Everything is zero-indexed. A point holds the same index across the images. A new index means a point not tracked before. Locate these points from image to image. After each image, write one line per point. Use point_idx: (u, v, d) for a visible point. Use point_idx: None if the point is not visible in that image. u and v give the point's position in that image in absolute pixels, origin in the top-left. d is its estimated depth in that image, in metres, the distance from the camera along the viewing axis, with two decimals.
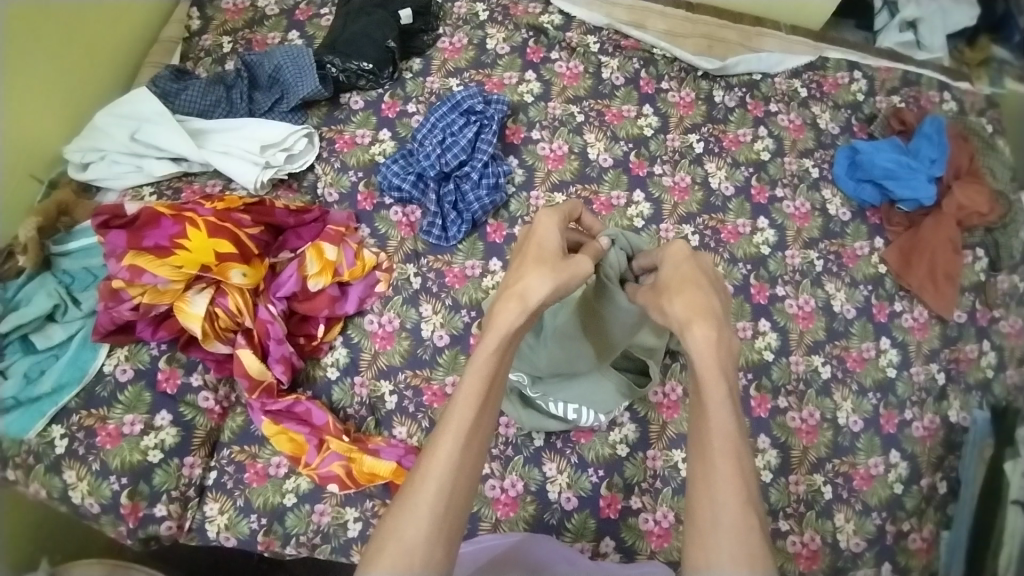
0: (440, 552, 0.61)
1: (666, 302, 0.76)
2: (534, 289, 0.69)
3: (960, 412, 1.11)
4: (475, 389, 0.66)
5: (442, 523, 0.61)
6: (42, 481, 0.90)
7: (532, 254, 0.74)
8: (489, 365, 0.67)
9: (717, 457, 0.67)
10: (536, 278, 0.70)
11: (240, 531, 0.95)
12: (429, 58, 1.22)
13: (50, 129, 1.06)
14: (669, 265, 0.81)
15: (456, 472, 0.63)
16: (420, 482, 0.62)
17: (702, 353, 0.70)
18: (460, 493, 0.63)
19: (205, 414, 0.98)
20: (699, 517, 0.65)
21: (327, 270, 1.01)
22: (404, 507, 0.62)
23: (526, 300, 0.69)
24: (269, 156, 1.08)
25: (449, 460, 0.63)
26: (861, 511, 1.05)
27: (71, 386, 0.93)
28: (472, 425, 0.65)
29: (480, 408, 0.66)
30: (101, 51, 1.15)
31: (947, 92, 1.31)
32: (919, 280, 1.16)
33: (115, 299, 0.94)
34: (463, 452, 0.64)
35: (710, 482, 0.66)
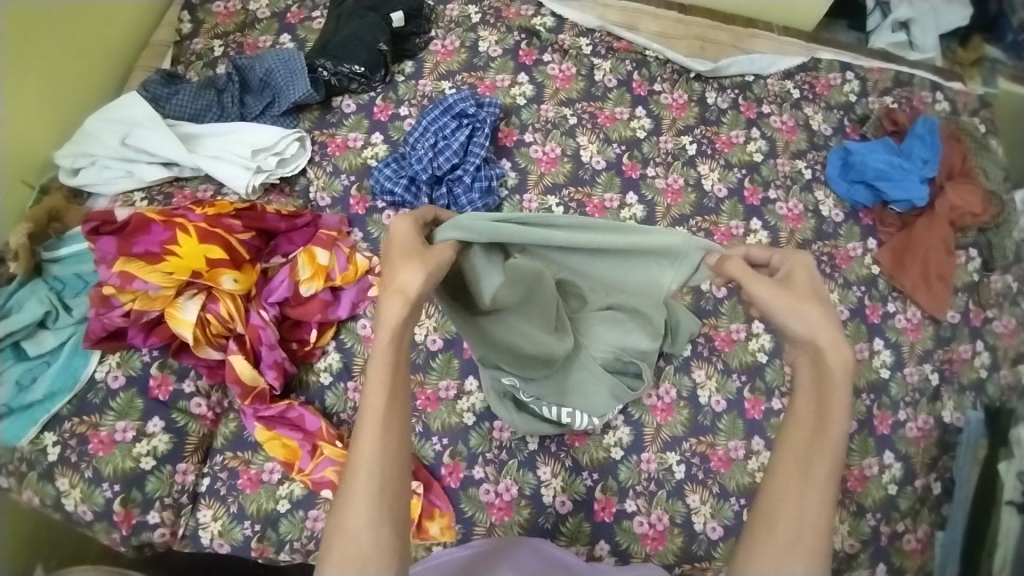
0: (387, 530, 0.60)
1: (805, 311, 0.66)
2: (412, 277, 0.63)
3: (953, 412, 1.11)
4: (379, 378, 0.63)
5: (380, 511, 0.60)
6: (35, 489, 0.90)
7: (393, 250, 0.66)
8: (389, 352, 0.63)
9: (817, 475, 0.64)
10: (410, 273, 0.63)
11: (233, 538, 0.94)
12: (421, 61, 1.22)
13: (40, 133, 1.06)
14: (797, 274, 0.70)
15: (383, 462, 0.62)
16: (350, 477, 0.61)
17: (837, 376, 0.65)
18: (395, 477, 0.62)
19: (198, 421, 0.97)
20: (779, 521, 0.64)
21: (319, 275, 1.00)
22: (338, 504, 0.61)
23: (407, 292, 0.62)
24: (260, 160, 1.08)
25: (374, 451, 0.62)
26: (855, 512, 1.06)
27: (64, 392, 0.93)
28: (386, 416, 0.62)
29: (389, 395, 0.63)
30: (90, 54, 1.14)
31: (939, 93, 1.32)
32: (913, 281, 1.16)
33: (105, 305, 0.93)
34: (385, 441, 0.62)
35: (804, 496, 0.63)
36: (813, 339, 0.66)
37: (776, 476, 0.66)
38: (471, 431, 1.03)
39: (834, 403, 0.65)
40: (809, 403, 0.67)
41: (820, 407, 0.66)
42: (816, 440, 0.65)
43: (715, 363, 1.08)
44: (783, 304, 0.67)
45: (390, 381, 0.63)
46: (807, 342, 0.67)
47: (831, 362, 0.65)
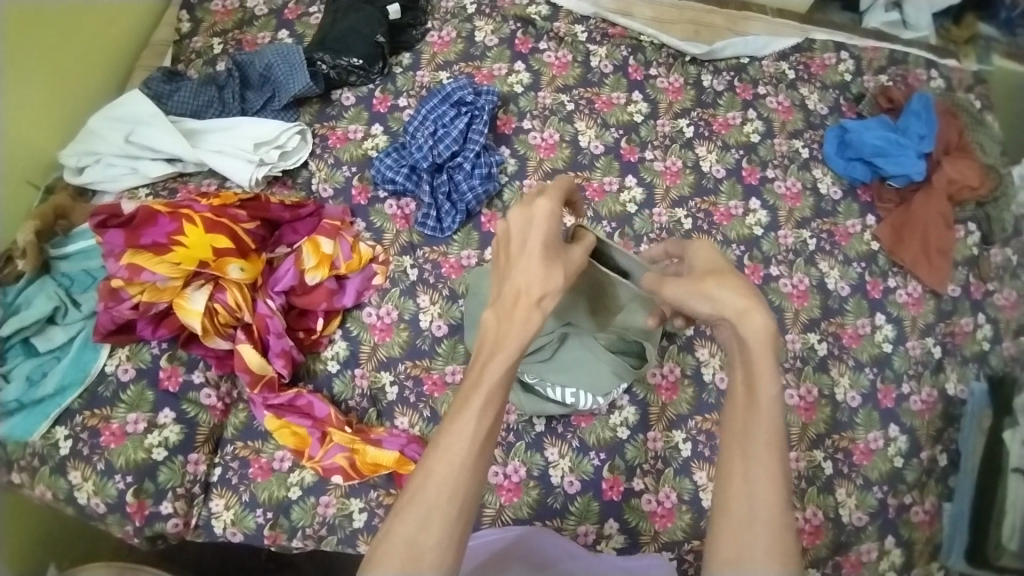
0: (453, 557, 0.58)
1: (705, 290, 0.71)
2: (550, 288, 0.67)
3: (957, 384, 1.12)
4: (490, 390, 0.63)
5: (451, 530, 0.59)
6: (48, 482, 0.92)
7: (541, 249, 0.70)
8: (506, 371, 0.63)
9: (760, 446, 0.64)
10: (553, 283, 0.67)
11: (246, 526, 0.96)
12: (418, 53, 1.23)
13: (45, 134, 1.08)
14: (700, 257, 0.77)
15: (467, 481, 0.60)
16: (427, 484, 0.59)
17: (752, 339, 0.67)
18: (473, 499, 0.60)
19: (208, 411, 0.98)
20: (732, 511, 0.63)
21: (323, 263, 1.00)
22: (411, 510, 0.58)
23: (543, 303, 0.67)
24: (263, 154, 1.08)
25: (463, 467, 0.60)
26: (862, 485, 1.07)
27: (74, 386, 0.94)
28: (485, 431, 0.62)
29: (494, 415, 0.63)
30: (92, 56, 1.16)
31: (934, 71, 1.33)
32: (912, 257, 1.17)
33: (115, 298, 0.94)
34: (478, 460, 0.61)
35: (749, 472, 0.63)
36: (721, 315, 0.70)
37: (722, 456, 0.66)
38: None
39: (760, 369, 0.66)
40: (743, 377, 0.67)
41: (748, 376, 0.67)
42: (751, 408, 0.66)
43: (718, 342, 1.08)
44: (686, 291, 0.73)
45: (498, 401, 0.63)
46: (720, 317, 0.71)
47: (744, 330, 0.68)
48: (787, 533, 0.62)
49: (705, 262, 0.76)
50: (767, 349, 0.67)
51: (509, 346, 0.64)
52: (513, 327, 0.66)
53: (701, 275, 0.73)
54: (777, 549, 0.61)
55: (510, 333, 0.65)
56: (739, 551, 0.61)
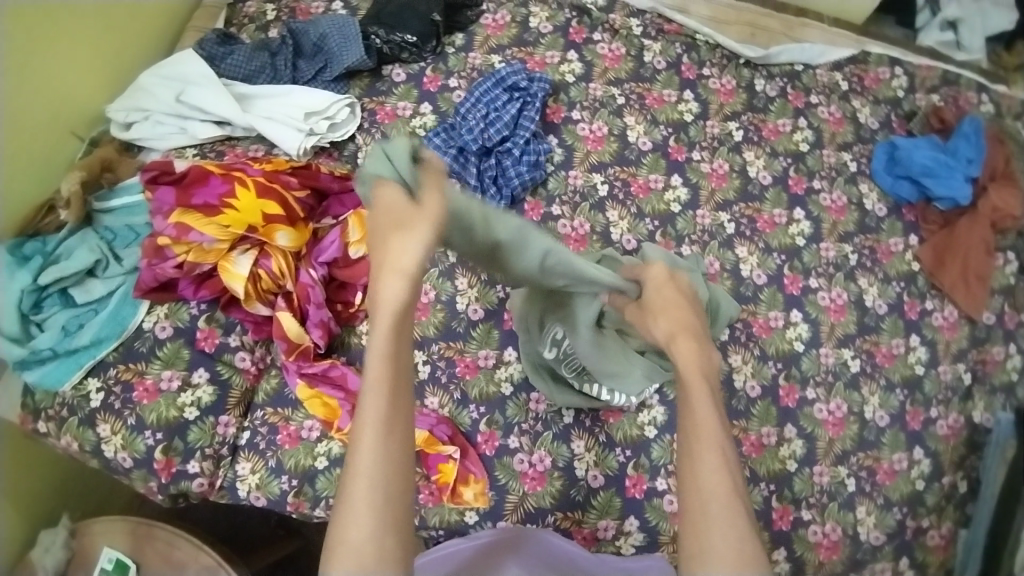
0: (392, 543, 0.65)
1: (648, 320, 0.86)
2: (409, 251, 0.65)
3: (983, 413, 1.13)
4: (379, 373, 0.68)
5: (382, 517, 0.65)
6: (76, 434, 0.93)
7: (405, 217, 0.67)
8: (387, 351, 0.68)
9: (710, 457, 0.73)
10: (410, 244, 0.65)
11: (270, 491, 0.96)
12: (472, 34, 1.21)
13: (90, 90, 1.08)
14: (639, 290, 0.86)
15: (383, 471, 0.66)
16: (351, 483, 0.66)
17: (697, 370, 0.79)
18: (393, 485, 0.67)
19: (241, 374, 0.98)
20: (703, 526, 0.69)
21: (368, 239, 0.99)
22: (345, 513, 0.65)
23: (403, 263, 0.66)
24: (313, 124, 1.07)
25: (373, 459, 0.66)
26: (882, 504, 1.07)
27: (110, 340, 0.95)
28: (386, 413, 0.68)
29: (391, 395, 0.68)
30: (120, 31, 1.11)
31: (985, 95, 1.30)
32: (951, 280, 1.16)
33: (159, 256, 0.93)
34: (384, 443, 0.67)
35: (699, 474, 0.72)
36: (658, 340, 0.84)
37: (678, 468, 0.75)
38: (509, 402, 1.03)
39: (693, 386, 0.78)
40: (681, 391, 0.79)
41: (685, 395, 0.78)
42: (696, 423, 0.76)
43: (752, 350, 1.09)
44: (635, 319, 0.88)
45: (389, 376, 0.68)
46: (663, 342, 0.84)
47: (683, 354, 0.81)
48: (747, 536, 0.68)
49: (654, 296, 0.87)
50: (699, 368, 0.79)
51: (383, 327, 0.67)
52: (388, 297, 0.67)
53: (645, 309, 0.87)
54: (742, 554, 0.67)
55: (382, 312, 0.68)
56: (707, 555, 0.68)
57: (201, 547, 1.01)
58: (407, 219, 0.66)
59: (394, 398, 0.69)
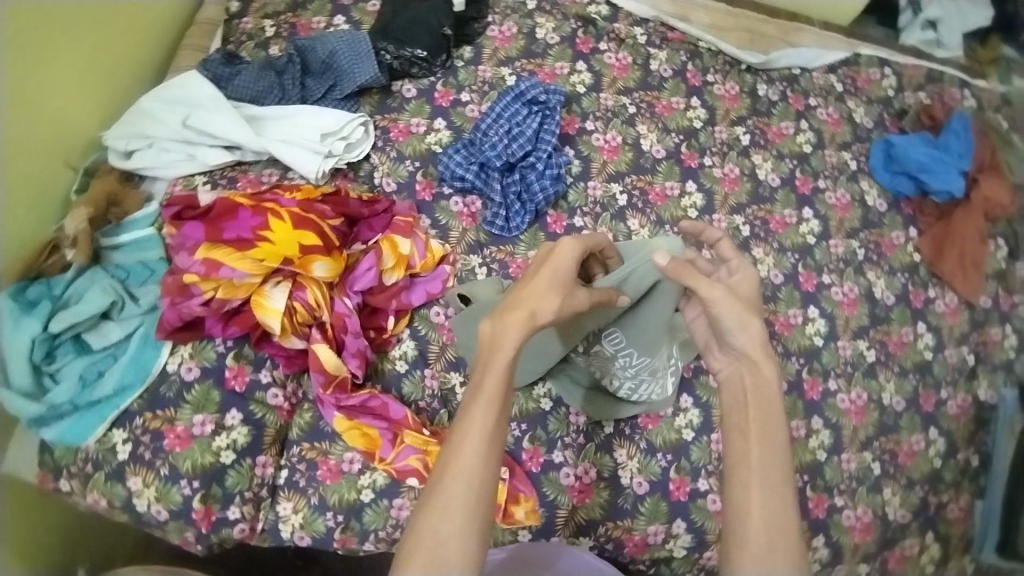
0: (473, 552, 0.65)
1: (745, 321, 0.78)
2: (544, 305, 0.74)
3: (988, 390, 1.20)
4: (494, 390, 0.69)
5: (470, 528, 0.65)
6: (102, 491, 0.87)
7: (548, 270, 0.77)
8: (504, 372, 0.70)
9: (773, 477, 0.72)
10: (547, 301, 0.74)
11: (315, 529, 0.93)
12: (480, 46, 1.19)
13: (81, 117, 1.01)
14: (743, 286, 0.83)
15: (481, 479, 0.67)
16: (448, 481, 0.66)
17: (770, 382, 0.77)
18: (489, 495, 0.67)
19: (274, 412, 0.94)
20: (750, 534, 0.69)
21: (401, 264, 0.98)
22: (437, 505, 0.65)
23: (534, 318, 0.73)
24: (330, 145, 1.04)
25: (476, 463, 0.67)
26: (905, 485, 1.12)
27: (134, 387, 0.89)
28: (494, 427, 0.68)
29: (500, 409, 0.69)
30: (107, 56, 1.04)
31: (966, 91, 1.37)
32: (951, 269, 1.22)
33: (185, 294, 0.88)
34: (488, 455, 0.67)
35: (766, 499, 0.70)
36: (747, 351, 0.77)
37: (735, 475, 0.73)
38: (549, 416, 1.03)
39: (774, 406, 0.76)
40: (758, 407, 0.76)
41: (759, 411, 0.75)
42: (766, 437, 0.74)
43: (775, 348, 1.12)
44: (732, 313, 0.78)
45: (504, 394, 0.70)
46: (743, 355, 0.78)
47: (763, 371, 0.77)
48: (798, 545, 0.69)
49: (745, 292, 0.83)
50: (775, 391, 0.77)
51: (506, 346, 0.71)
52: (511, 329, 0.72)
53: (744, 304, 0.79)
54: (795, 559, 0.68)
55: (506, 333, 0.72)
56: (765, 562, 0.68)
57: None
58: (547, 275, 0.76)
59: (499, 418, 0.69)
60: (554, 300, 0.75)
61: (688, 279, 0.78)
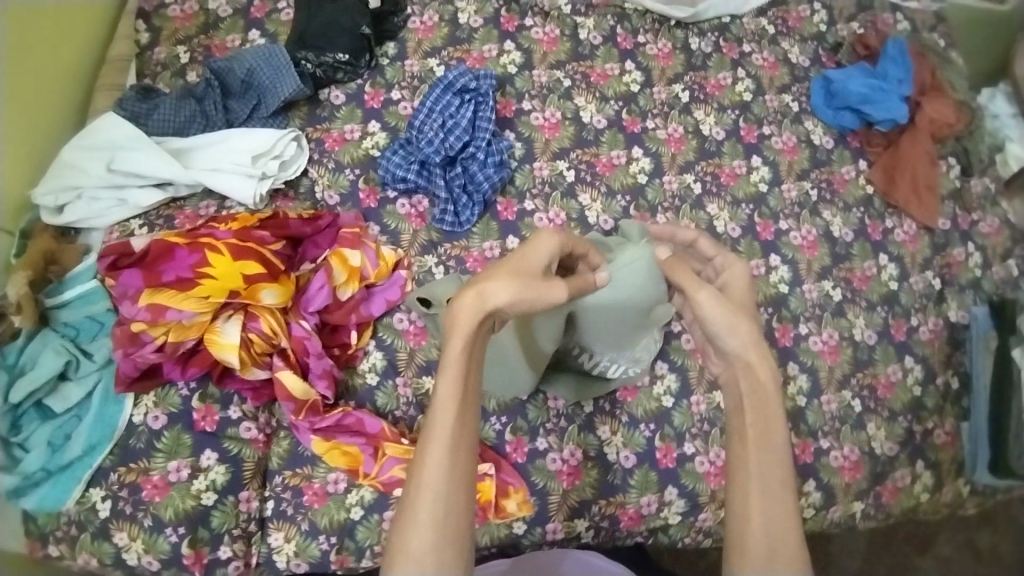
0: (450, 555, 0.66)
1: (735, 323, 0.77)
2: (495, 289, 0.68)
3: (959, 311, 1.20)
4: (453, 392, 0.69)
5: (443, 533, 0.66)
6: (92, 550, 0.85)
7: (510, 258, 0.72)
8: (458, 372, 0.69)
9: (774, 484, 0.72)
10: (498, 280, 0.69)
11: (311, 555, 0.92)
12: (403, 41, 1.16)
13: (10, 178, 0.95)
14: (733, 286, 0.84)
15: (448, 484, 0.67)
16: (414, 494, 0.67)
17: (767, 382, 0.76)
18: (458, 499, 0.67)
19: (251, 445, 0.93)
20: (751, 537, 0.71)
21: (354, 277, 0.96)
22: (405, 518, 0.66)
23: (484, 299, 0.69)
24: (262, 166, 1.01)
25: (440, 470, 0.67)
26: (889, 417, 1.13)
27: (103, 444, 0.87)
28: (455, 430, 0.68)
29: (460, 411, 0.69)
30: (25, 105, 0.96)
31: (899, 14, 1.37)
32: (905, 195, 1.22)
33: (136, 343, 0.86)
34: (452, 461, 0.67)
35: (767, 505, 0.72)
36: (743, 354, 0.76)
37: (735, 481, 0.74)
38: (528, 405, 1.02)
39: (773, 409, 0.75)
40: (755, 411, 0.76)
41: (758, 416, 0.76)
42: (763, 441, 0.74)
43: None
44: (720, 316, 0.77)
45: (464, 392, 0.69)
46: (738, 357, 0.77)
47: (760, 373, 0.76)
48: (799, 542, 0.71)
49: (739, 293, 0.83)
50: (775, 392, 0.76)
51: (459, 342, 0.69)
52: (460, 320, 0.69)
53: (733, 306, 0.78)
54: (797, 556, 0.70)
55: (459, 326, 0.69)
56: (767, 559, 0.70)
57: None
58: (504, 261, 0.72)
59: (461, 420, 0.69)
60: (502, 283, 0.69)
61: (681, 275, 0.79)
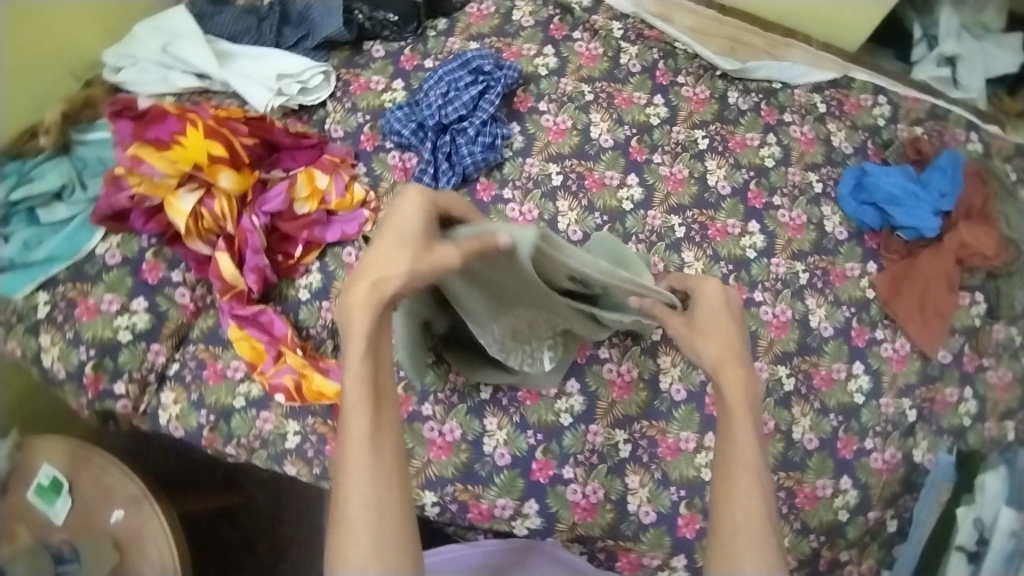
0: (393, 543, 0.69)
1: (695, 340, 0.84)
2: (393, 273, 0.70)
3: (926, 453, 1.08)
4: (358, 396, 0.71)
5: (381, 528, 0.69)
6: (20, 340, 0.99)
7: (389, 237, 0.72)
8: (365, 373, 0.71)
9: (749, 491, 0.76)
10: (394, 268, 0.70)
11: (188, 423, 1.01)
12: (455, 20, 1.25)
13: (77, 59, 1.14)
14: (706, 304, 0.87)
15: (375, 482, 0.70)
16: (343, 499, 0.70)
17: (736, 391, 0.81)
18: (388, 495, 0.70)
19: (178, 309, 1.03)
20: (728, 543, 0.75)
21: (314, 196, 1.06)
22: (342, 523, 0.70)
23: (383, 291, 0.71)
24: (283, 85, 1.13)
25: (362, 471, 0.70)
26: (799, 530, 1.04)
27: (63, 259, 1.01)
28: (370, 430, 0.71)
29: (372, 413, 0.72)
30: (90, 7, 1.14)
31: (974, 133, 1.26)
32: (906, 311, 1.12)
33: (115, 186, 0.99)
34: (374, 459, 0.71)
35: (735, 510, 0.75)
36: (705, 364, 0.83)
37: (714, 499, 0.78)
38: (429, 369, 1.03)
39: (737, 415, 0.79)
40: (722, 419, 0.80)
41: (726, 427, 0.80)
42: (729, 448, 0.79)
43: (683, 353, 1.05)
44: (682, 335, 0.85)
45: (372, 395, 0.72)
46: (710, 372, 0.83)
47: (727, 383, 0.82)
48: (770, 540, 0.74)
49: (707, 313, 0.86)
50: (745, 401, 0.81)
51: (358, 351, 0.71)
52: (360, 322, 0.71)
53: (696, 325, 0.85)
54: (770, 556, 0.73)
55: (353, 330, 0.72)
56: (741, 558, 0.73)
57: (130, 477, 1.05)
58: (392, 246, 0.71)
59: (372, 418, 0.71)
60: (401, 269, 0.70)
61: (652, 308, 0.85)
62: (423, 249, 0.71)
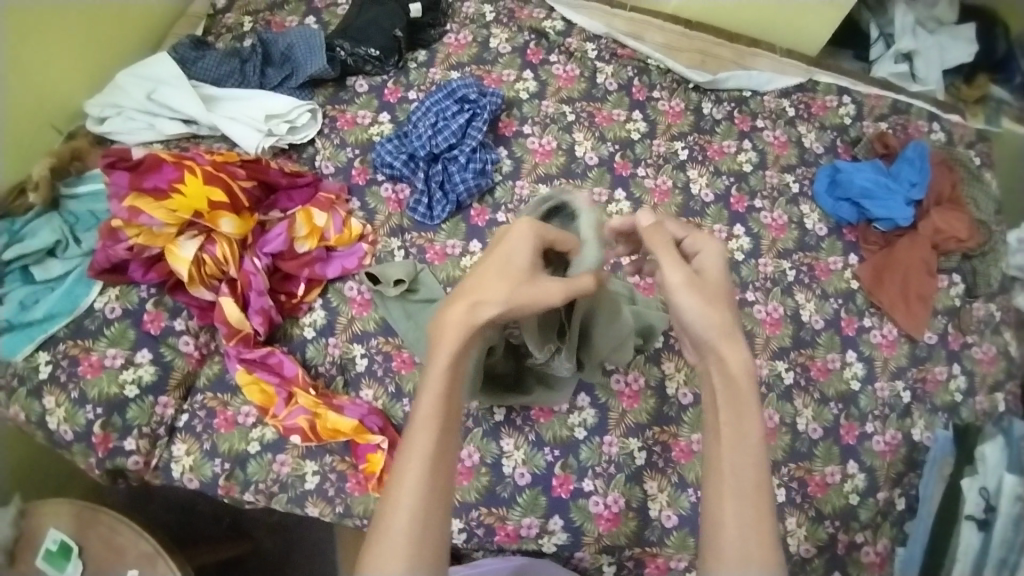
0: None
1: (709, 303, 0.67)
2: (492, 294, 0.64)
3: (924, 431, 1.13)
4: (431, 412, 0.61)
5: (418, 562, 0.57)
6: (22, 404, 0.96)
7: (496, 262, 0.66)
8: (442, 387, 0.62)
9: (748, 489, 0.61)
10: (492, 290, 0.64)
11: (202, 473, 0.99)
12: (434, 51, 1.28)
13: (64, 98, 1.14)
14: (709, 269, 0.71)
15: (424, 509, 0.59)
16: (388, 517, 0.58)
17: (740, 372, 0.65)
18: (433, 525, 0.59)
19: (184, 358, 1.02)
20: (724, 541, 0.60)
21: (313, 234, 1.08)
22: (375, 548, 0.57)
23: (475, 313, 0.63)
24: (272, 125, 1.14)
25: (415, 494, 0.58)
26: (814, 518, 1.07)
27: (62, 316, 0.99)
28: (436, 451, 0.60)
29: (441, 434, 0.61)
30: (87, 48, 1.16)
31: (936, 124, 1.34)
32: (890, 299, 1.18)
33: (113, 238, 0.99)
34: (431, 483, 0.59)
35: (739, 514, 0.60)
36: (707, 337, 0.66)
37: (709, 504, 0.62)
38: None
39: (747, 404, 0.64)
40: (729, 409, 0.64)
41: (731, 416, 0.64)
42: (738, 440, 0.63)
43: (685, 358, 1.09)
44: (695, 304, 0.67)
45: (444, 418, 0.61)
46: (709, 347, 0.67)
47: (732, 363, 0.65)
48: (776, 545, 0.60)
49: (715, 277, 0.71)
50: (750, 389, 0.65)
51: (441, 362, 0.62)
52: (446, 335, 0.62)
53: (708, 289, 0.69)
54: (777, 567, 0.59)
55: (442, 344, 0.63)
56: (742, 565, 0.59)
57: (143, 534, 1.03)
58: (499, 266, 0.66)
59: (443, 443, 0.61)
60: (503, 292, 0.64)
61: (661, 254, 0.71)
62: (528, 279, 0.66)
